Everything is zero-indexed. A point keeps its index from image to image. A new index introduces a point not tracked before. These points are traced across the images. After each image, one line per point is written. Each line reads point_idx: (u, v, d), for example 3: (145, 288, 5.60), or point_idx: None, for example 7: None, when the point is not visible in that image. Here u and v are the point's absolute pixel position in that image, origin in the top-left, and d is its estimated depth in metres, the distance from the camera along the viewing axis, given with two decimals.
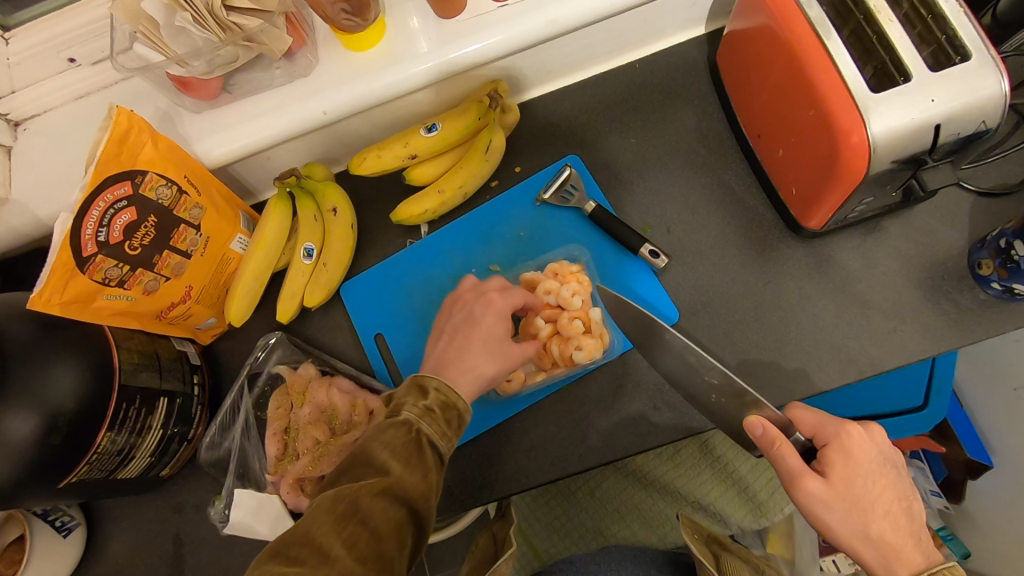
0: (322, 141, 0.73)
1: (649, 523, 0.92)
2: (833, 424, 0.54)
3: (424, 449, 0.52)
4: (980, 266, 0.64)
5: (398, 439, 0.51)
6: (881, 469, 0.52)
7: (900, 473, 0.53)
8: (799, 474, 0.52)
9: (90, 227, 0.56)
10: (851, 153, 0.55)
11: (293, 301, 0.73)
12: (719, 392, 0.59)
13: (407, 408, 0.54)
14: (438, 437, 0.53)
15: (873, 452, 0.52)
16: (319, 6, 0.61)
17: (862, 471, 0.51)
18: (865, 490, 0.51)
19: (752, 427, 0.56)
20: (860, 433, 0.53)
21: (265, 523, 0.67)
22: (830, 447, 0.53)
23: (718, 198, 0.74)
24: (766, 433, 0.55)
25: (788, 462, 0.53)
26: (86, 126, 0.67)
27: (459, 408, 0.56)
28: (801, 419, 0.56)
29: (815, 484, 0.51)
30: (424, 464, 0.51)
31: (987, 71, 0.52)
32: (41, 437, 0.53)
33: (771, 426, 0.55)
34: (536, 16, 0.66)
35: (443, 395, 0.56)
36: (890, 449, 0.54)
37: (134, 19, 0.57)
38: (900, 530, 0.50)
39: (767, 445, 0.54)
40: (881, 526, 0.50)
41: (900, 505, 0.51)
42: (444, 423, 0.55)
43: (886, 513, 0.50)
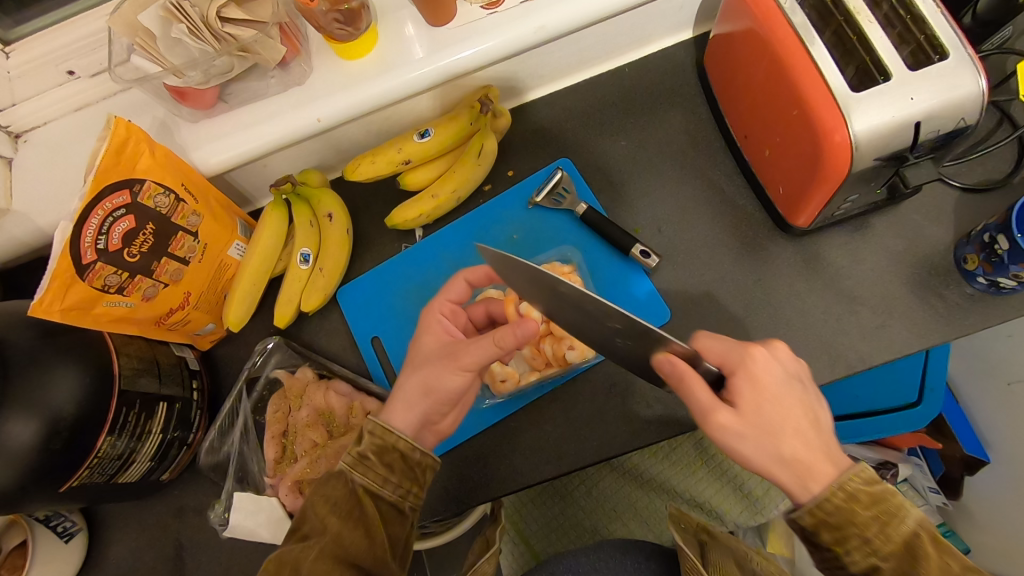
0: (317, 147, 0.75)
1: (644, 521, 0.94)
2: (738, 352, 0.52)
3: (365, 502, 0.54)
4: (967, 261, 0.65)
5: (336, 495, 0.54)
6: (788, 388, 0.50)
7: (807, 387, 0.51)
8: (709, 409, 0.50)
9: (89, 234, 0.57)
10: (834, 152, 0.56)
11: (290, 306, 0.74)
12: (624, 335, 0.52)
13: (342, 459, 0.56)
14: (380, 484, 0.55)
15: (778, 372, 0.50)
16: (313, 16, 0.62)
17: (769, 393, 0.50)
18: (775, 412, 0.49)
19: (661, 365, 0.53)
20: (764, 355, 0.51)
21: (267, 526, 0.69)
22: (736, 375, 0.51)
23: (707, 198, 0.75)
24: (675, 369, 0.52)
25: (697, 397, 0.51)
26: (86, 137, 0.69)
27: (400, 450, 0.57)
28: (706, 349, 0.55)
29: (726, 417, 0.50)
30: (365, 518, 0.54)
31: (965, 70, 0.54)
32: (42, 442, 0.54)
33: (678, 361, 0.52)
34: (524, 23, 0.68)
35: (379, 437, 0.56)
36: (797, 365, 0.52)
37: (132, 31, 0.58)
38: (812, 445, 0.49)
39: (676, 382, 0.52)
40: (793, 445, 0.48)
41: (812, 421, 0.50)
42: (386, 470, 0.56)
43: (796, 431, 0.49)
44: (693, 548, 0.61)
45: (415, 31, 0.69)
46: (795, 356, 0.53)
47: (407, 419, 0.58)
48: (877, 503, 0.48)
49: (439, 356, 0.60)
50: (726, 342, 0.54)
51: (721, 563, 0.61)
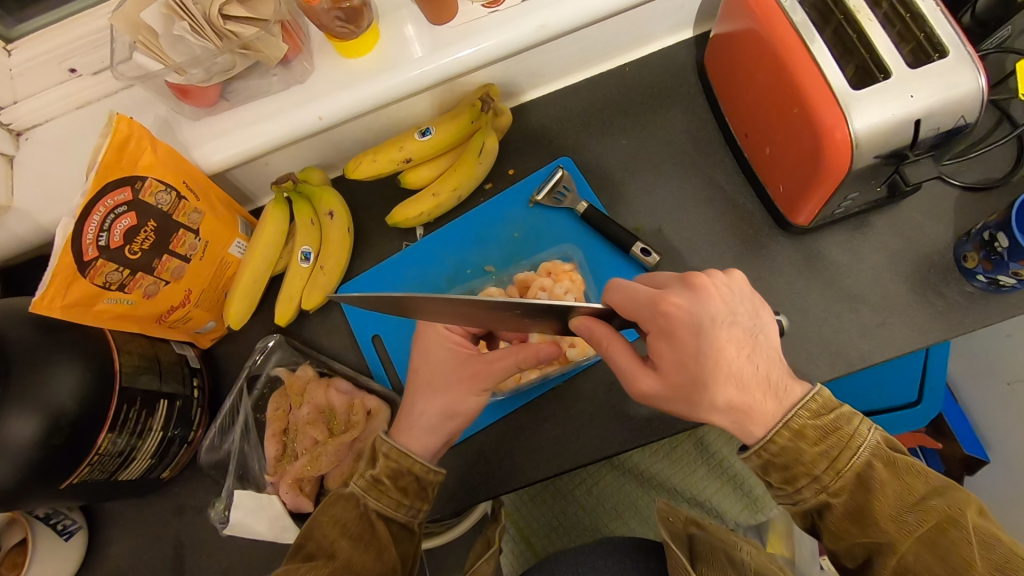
0: (318, 145, 0.75)
1: (645, 519, 0.94)
2: (649, 307, 0.50)
3: (375, 525, 0.55)
4: (966, 259, 0.65)
5: (348, 517, 0.55)
6: (708, 333, 0.49)
7: (732, 318, 0.49)
8: (632, 373, 0.53)
9: (91, 231, 0.57)
10: (834, 149, 0.56)
11: (290, 305, 0.74)
12: (535, 314, 0.52)
13: (354, 480, 0.56)
14: (393, 508, 0.56)
15: (692, 319, 0.49)
16: (315, 14, 0.62)
17: (686, 348, 0.49)
18: (698, 365, 0.49)
19: (579, 330, 0.55)
20: (677, 306, 0.49)
21: (265, 522, 0.68)
22: (651, 336, 0.51)
23: (707, 197, 0.75)
24: (593, 335, 0.55)
25: (617, 360, 0.54)
26: (88, 134, 0.69)
27: (414, 473, 0.57)
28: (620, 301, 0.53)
29: (649, 380, 0.53)
30: (376, 541, 0.55)
31: (964, 67, 0.54)
32: (43, 438, 0.54)
33: (593, 325, 0.55)
34: (525, 21, 0.68)
35: (393, 461, 0.57)
36: (720, 298, 0.50)
37: (134, 29, 0.58)
38: (746, 389, 0.49)
39: (597, 348, 0.54)
40: (726, 393, 0.49)
41: (744, 359, 0.49)
42: (400, 493, 0.56)
43: (727, 376, 0.48)
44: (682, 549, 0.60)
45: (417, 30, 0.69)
46: (714, 289, 0.50)
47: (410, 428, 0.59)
48: (824, 439, 0.50)
49: (458, 378, 0.62)
50: (637, 294, 0.52)
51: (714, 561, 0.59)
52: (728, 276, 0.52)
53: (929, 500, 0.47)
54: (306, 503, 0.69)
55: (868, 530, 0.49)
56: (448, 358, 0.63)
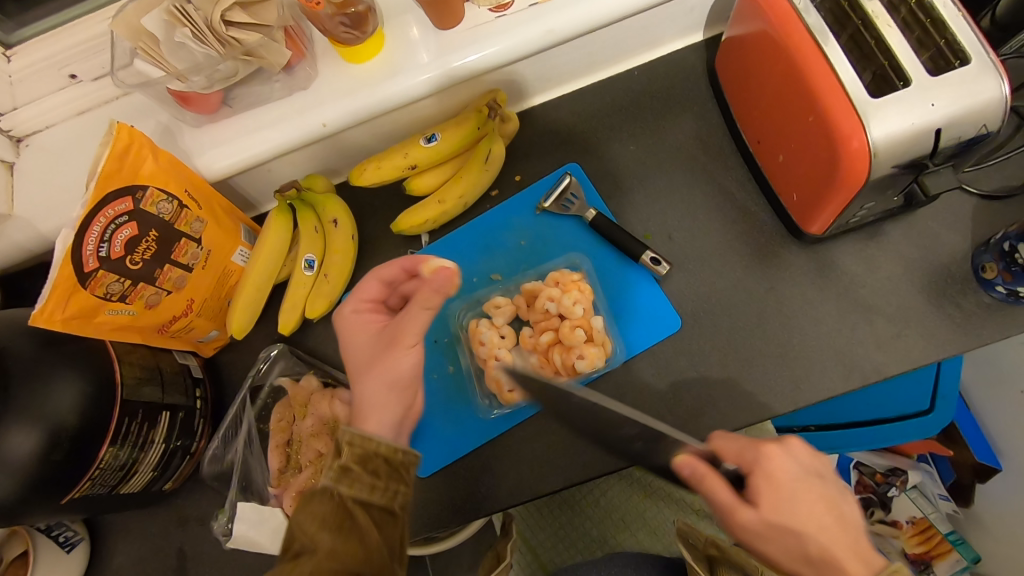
0: (323, 152, 0.74)
1: (655, 531, 0.92)
2: (752, 450, 0.54)
3: (354, 512, 0.53)
4: (985, 269, 0.64)
5: (325, 511, 0.52)
6: (804, 485, 0.53)
7: (822, 479, 0.54)
8: (733, 508, 0.53)
9: (91, 242, 0.56)
10: (851, 158, 0.54)
11: (294, 314, 0.73)
12: (642, 436, 0.52)
13: (325, 473, 0.54)
14: (369, 492, 0.54)
15: (793, 469, 0.53)
16: (318, 19, 0.61)
17: (786, 490, 0.52)
18: (795, 510, 0.52)
19: (681, 468, 0.53)
20: (777, 452, 0.54)
21: (268, 535, 0.68)
22: (754, 475, 0.53)
23: (718, 204, 0.74)
24: (695, 471, 0.53)
25: (718, 497, 0.53)
26: (88, 142, 0.68)
27: (382, 454, 0.56)
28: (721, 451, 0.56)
29: (750, 516, 0.52)
30: (357, 526, 0.52)
31: (987, 75, 0.52)
32: (43, 453, 0.53)
33: (698, 462, 0.53)
34: (534, 26, 0.66)
35: (358, 447, 0.55)
36: (811, 457, 0.55)
37: (135, 35, 0.58)
38: (838, 541, 0.51)
39: (698, 484, 0.53)
40: (819, 542, 0.51)
41: (834, 517, 0.52)
42: (372, 475, 0.55)
43: (819, 527, 0.51)
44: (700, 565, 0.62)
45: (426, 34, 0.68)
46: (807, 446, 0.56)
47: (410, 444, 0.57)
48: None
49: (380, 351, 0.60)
50: (740, 440, 0.55)
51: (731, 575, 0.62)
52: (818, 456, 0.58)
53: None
54: None
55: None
56: (368, 338, 0.61)
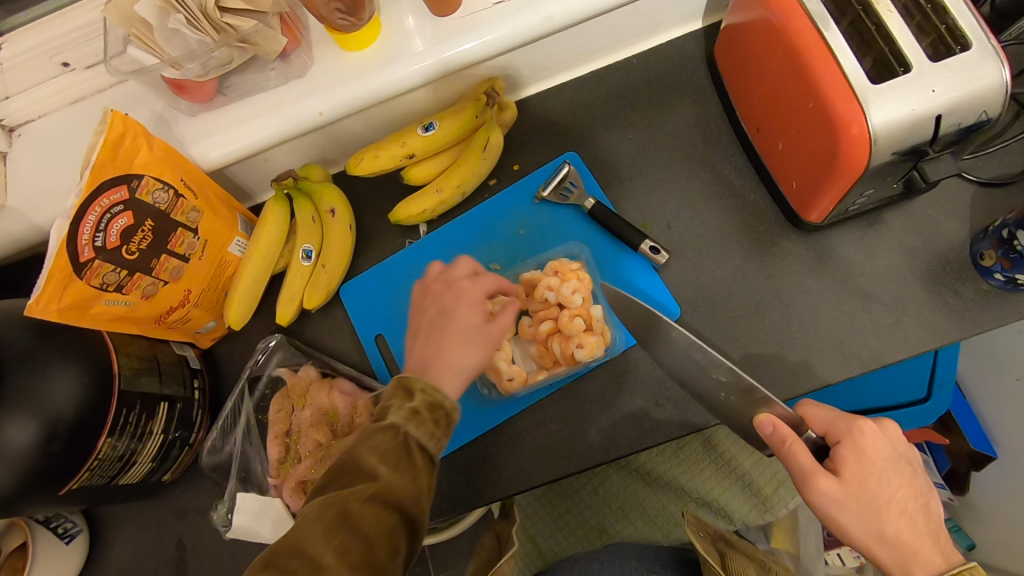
0: (319, 141, 0.73)
1: (652, 520, 0.92)
2: (845, 421, 0.53)
3: (414, 453, 0.49)
4: (983, 257, 0.64)
5: (385, 445, 0.48)
6: (894, 467, 0.51)
7: (914, 469, 0.52)
8: (811, 473, 0.52)
9: (87, 231, 0.55)
10: (851, 145, 0.54)
11: (292, 304, 0.72)
12: (727, 390, 0.58)
13: (393, 412, 0.50)
14: (430, 439, 0.50)
15: (886, 448, 0.51)
16: (314, 6, 0.60)
17: (875, 468, 0.51)
18: (880, 487, 0.50)
19: (762, 426, 0.55)
20: (872, 429, 0.52)
21: (268, 526, 0.67)
22: (841, 445, 0.52)
23: (717, 193, 0.74)
24: (776, 432, 0.55)
25: (799, 462, 0.52)
26: (81, 131, 0.67)
27: (446, 409, 0.53)
28: (815, 419, 0.56)
29: (828, 483, 0.51)
30: (414, 466, 0.48)
31: (988, 61, 0.52)
32: (41, 444, 0.52)
33: (782, 424, 0.55)
34: (532, 12, 0.66)
35: (429, 395, 0.53)
36: (905, 444, 0.53)
37: (128, 22, 0.57)
38: (915, 527, 0.49)
39: (777, 444, 0.54)
40: (897, 525, 0.49)
41: (918, 505, 0.50)
42: (435, 424, 0.51)
43: (900, 511, 0.49)
44: (716, 558, 0.63)
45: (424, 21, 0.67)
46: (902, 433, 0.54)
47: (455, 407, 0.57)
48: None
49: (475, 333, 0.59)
50: (833, 412, 0.55)
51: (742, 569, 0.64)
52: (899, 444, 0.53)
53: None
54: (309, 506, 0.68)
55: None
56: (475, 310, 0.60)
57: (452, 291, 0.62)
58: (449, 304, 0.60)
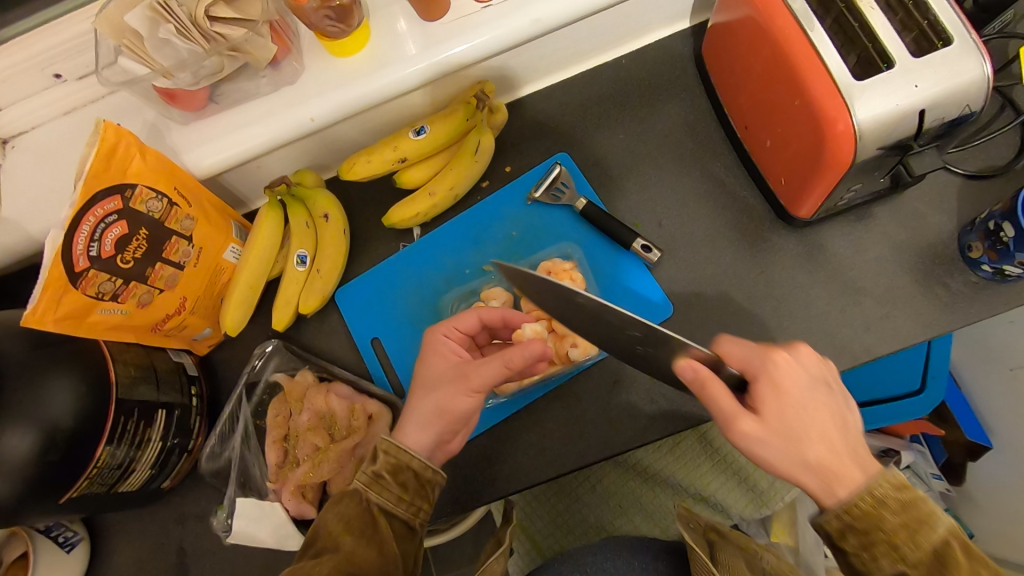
0: (311, 146, 0.73)
1: (650, 516, 0.94)
2: (759, 356, 0.50)
3: (377, 519, 0.54)
4: (971, 249, 0.65)
5: (349, 514, 0.53)
6: (813, 393, 0.49)
7: (832, 390, 0.50)
8: (732, 418, 0.49)
9: (81, 241, 0.56)
10: (837, 141, 0.55)
11: (288, 310, 0.73)
12: (644, 343, 0.51)
13: (357, 476, 0.55)
14: (395, 503, 0.55)
15: (802, 377, 0.49)
16: (303, 14, 0.61)
17: (793, 400, 0.48)
18: (800, 419, 0.48)
19: (681, 373, 0.51)
20: (785, 359, 0.50)
21: (270, 531, 0.67)
22: (759, 381, 0.49)
23: (707, 190, 0.74)
24: (696, 376, 0.50)
25: (719, 404, 0.50)
26: (75, 143, 0.68)
27: (413, 469, 0.56)
28: (730, 356, 0.52)
29: (749, 424, 0.49)
30: (376, 533, 0.53)
31: (969, 55, 0.53)
32: (40, 453, 0.53)
33: (701, 367, 0.50)
34: (520, 16, 0.66)
35: (393, 456, 0.56)
36: (821, 366, 0.51)
37: (118, 33, 0.57)
38: (838, 452, 0.47)
39: (698, 388, 0.50)
40: (819, 450, 0.47)
41: (842, 428, 0.48)
42: (400, 487, 0.55)
43: (823, 436, 0.47)
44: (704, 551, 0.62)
45: (405, 28, 0.68)
46: (825, 363, 0.51)
47: (424, 439, 0.58)
48: (907, 509, 0.46)
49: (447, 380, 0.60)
50: (747, 346, 0.52)
51: (732, 564, 0.63)
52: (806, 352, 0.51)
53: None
54: (310, 509, 0.69)
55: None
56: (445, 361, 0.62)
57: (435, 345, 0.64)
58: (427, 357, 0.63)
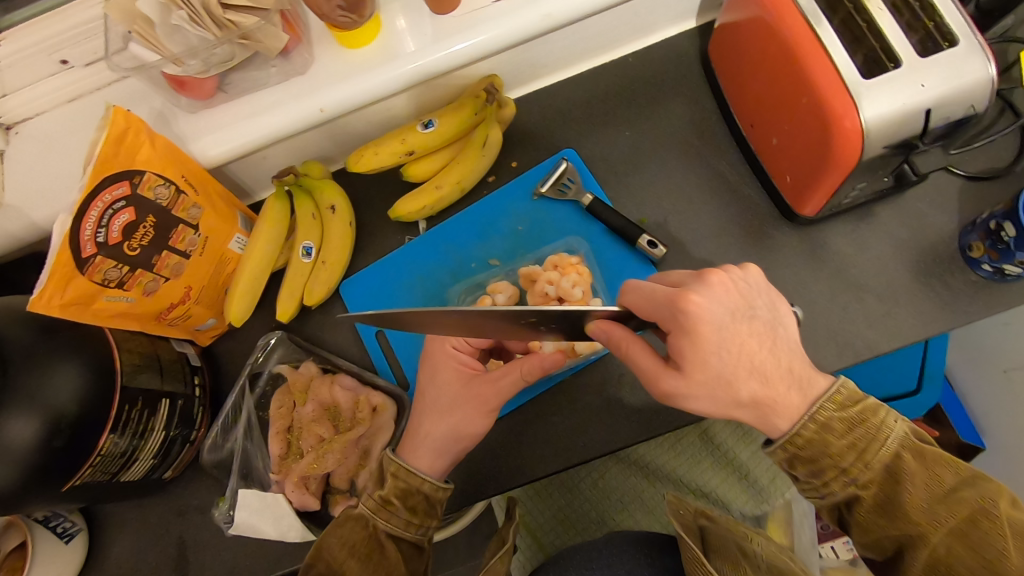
0: (318, 138, 0.73)
1: (651, 511, 0.96)
2: (669, 307, 0.48)
3: (384, 545, 0.57)
4: (971, 248, 0.66)
5: (355, 539, 0.56)
6: (730, 329, 0.48)
7: (747, 315, 0.49)
8: (656, 374, 0.51)
9: (89, 227, 0.55)
10: (844, 138, 0.56)
11: (293, 300, 0.73)
12: (546, 323, 0.51)
13: (364, 501, 0.58)
14: (401, 528, 0.57)
15: (714, 316, 0.47)
16: (316, 4, 0.60)
17: (710, 346, 0.47)
18: (719, 363, 0.48)
19: (597, 336, 0.54)
20: (697, 305, 0.47)
21: (271, 522, 0.66)
22: (672, 333, 0.48)
23: (712, 188, 0.75)
24: (612, 337, 0.53)
25: (639, 363, 0.52)
26: (82, 129, 0.67)
27: (424, 492, 0.59)
28: (637, 305, 0.51)
29: (672, 380, 0.50)
30: (382, 557, 0.56)
31: (974, 56, 0.54)
32: (44, 439, 0.52)
33: (614, 329, 0.53)
34: (531, 11, 0.67)
35: (402, 482, 0.58)
36: (734, 295, 0.49)
37: (130, 19, 0.56)
38: (769, 383, 0.49)
39: (617, 350, 0.53)
40: (750, 388, 0.49)
41: (766, 353, 0.49)
42: (407, 512, 0.58)
43: (749, 372, 0.48)
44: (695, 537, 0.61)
45: (405, 26, 0.68)
46: (730, 285, 0.49)
47: (438, 465, 0.61)
48: (852, 430, 0.51)
49: (466, 400, 0.63)
50: (654, 293, 0.50)
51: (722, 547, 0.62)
52: (712, 287, 0.49)
53: (959, 491, 0.49)
54: (312, 501, 0.69)
55: (896, 522, 0.50)
56: (456, 380, 0.65)
57: (443, 363, 0.66)
58: (437, 374, 0.65)
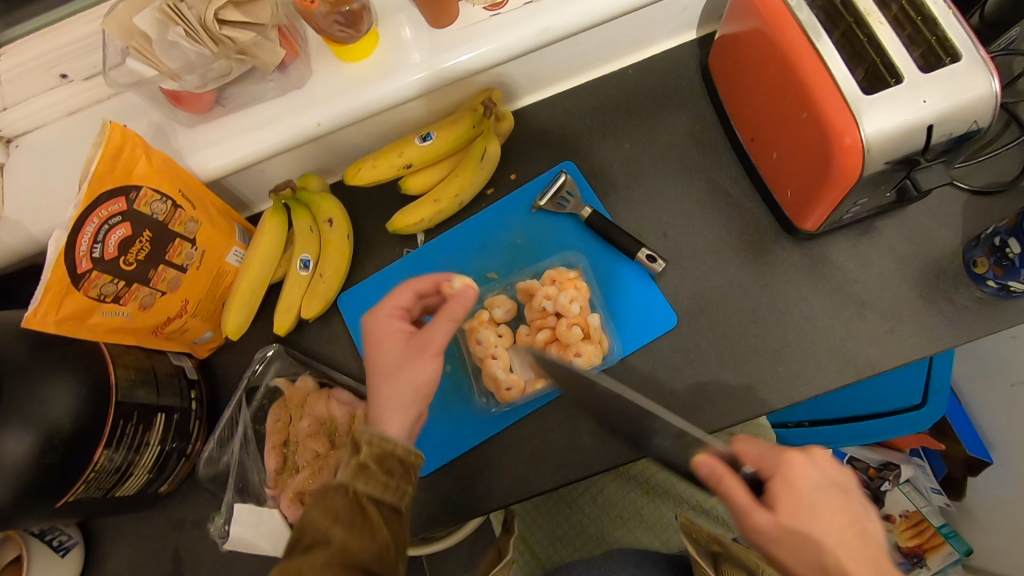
0: (316, 151, 0.73)
1: (652, 527, 0.94)
2: (774, 457, 0.52)
3: (368, 511, 0.51)
4: (976, 264, 0.65)
5: (339, 506, 0.51)
6: (827, 495, 0.51)
7: (846, 492, 0.51)
8: (749, 511, 0.51)
9: (84, 242, 0.55)
10: (844, 155, 0.55)
11: (289, 315, 0.72)
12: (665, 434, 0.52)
13: (341, 470, 0.53)
14: (383, 491, 0.53)
15: (815, 477, 0.51)
16: (312, 18, 0.61)
17: (805, 498, 0.50)
18: (813, 519, 0.49)
19: (699, 466, 0.52)
20: (802, 460, 0.52)
21: (266, 539, 0.66)
22: (775, 480, 0.51)
23: (713, 201, 0.74)
24: (714, 472, 0.51)
25: (735, 498, 0.51)
26: (79, 143, 0.67)
27: (399, 453, 0.55)
28: (745, 453, 0.54)
29: (764, 518, 0.50)
30: (369, 522, 0.51)
31: (977, 72, 0.53)
32: (38, 455, 0.52)
33: (718, 463, 0.51)
34: (528, 24, 0.66)
35: (378, 445, 0.54)
36: (839, 472, 0.53)
37: (128, 35, 0.57)
38: (851, 553, 0.48)
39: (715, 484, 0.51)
40: (837, 555, 0.48)
41: (856, 525, 0.50)
42: (386, 477, 0.53)
43: (839, 541, 0.49)
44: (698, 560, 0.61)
45: (410, 35, 0.68)
46: (835, 462, 0.53)
47: None
48: None
49: (409, 358, 0.60)
50: (763, 445, 0.53)
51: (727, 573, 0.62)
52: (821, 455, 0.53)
53: None
54: None
55: None
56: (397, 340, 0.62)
57: (386, 331, 0.62)
58: (382, 345, 0.61)
